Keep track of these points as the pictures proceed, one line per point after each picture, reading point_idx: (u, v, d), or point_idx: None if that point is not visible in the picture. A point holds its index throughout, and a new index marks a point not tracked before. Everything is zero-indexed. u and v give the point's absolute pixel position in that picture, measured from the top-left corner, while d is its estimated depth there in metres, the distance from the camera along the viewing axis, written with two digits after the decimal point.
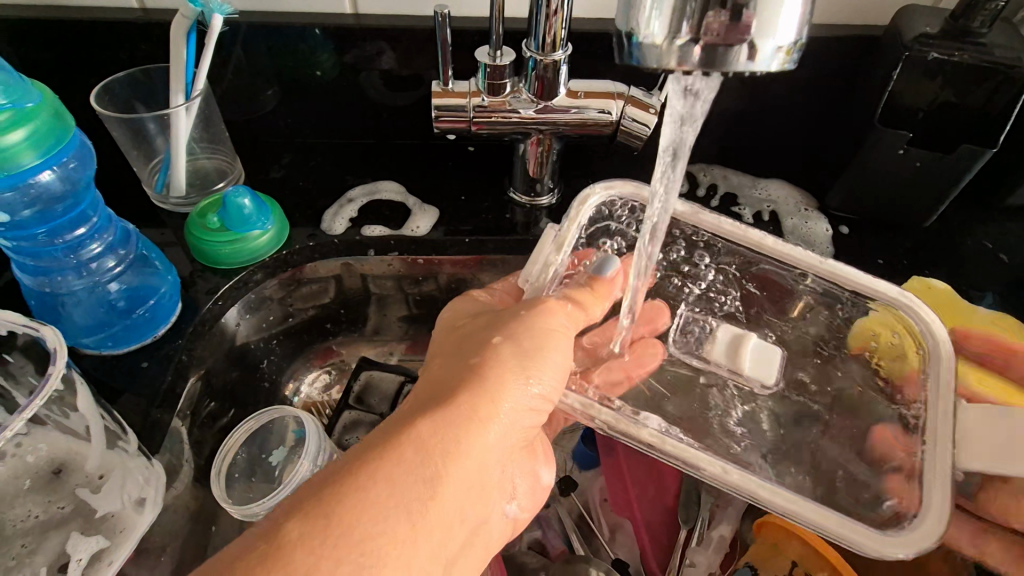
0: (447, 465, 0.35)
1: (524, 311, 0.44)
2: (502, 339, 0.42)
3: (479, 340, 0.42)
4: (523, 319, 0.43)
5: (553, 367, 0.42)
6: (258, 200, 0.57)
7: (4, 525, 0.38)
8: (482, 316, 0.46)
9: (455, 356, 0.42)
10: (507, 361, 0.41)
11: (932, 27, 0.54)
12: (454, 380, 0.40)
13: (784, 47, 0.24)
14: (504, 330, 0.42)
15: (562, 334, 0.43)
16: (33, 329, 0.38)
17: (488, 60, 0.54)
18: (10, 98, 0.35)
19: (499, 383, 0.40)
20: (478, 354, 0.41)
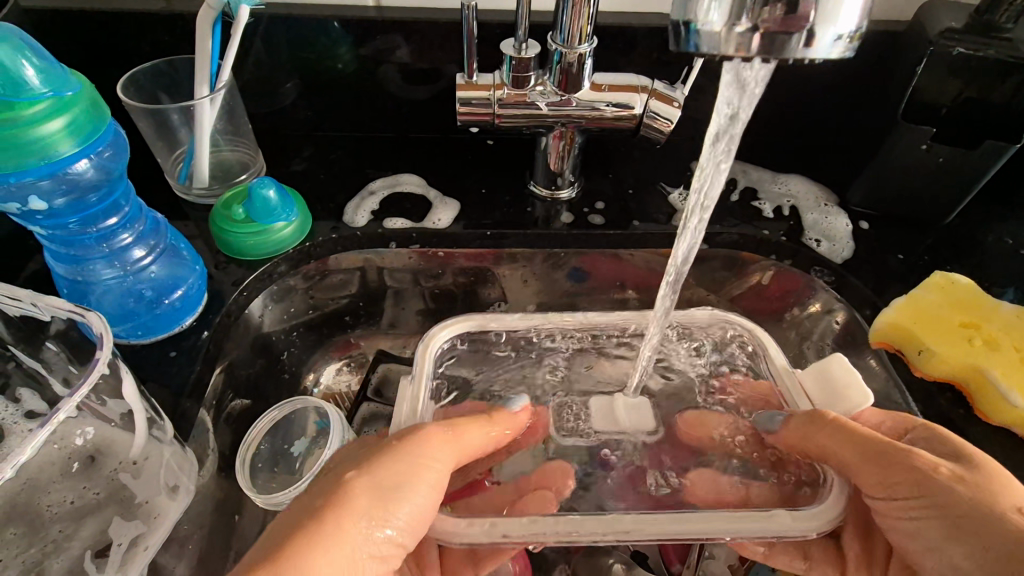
0: None
1: (391, 443, 0.39)
2: (358, 480, 0.37)
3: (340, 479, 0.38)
4: (387, 456, 0.38)
5: (411, 510, 0.37)
6: (282, 192, 0.57)
7: (41, 511, 0.39)
8: (354, 448, 0.41)
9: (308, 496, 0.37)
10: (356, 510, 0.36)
11: (957, 22, 0.54)
12: (297, 525, 0.35)
13: (844, 37, 0.24)
14: (362, 470, 0.38)
15: (432, 471, 0.39)
16: (78, 314, 0.37)
17: (514, 52, 0.54)
18: (51, 87, 0.36)
19: (335, 540, 0.35)
20: (329, 499, 0.37)
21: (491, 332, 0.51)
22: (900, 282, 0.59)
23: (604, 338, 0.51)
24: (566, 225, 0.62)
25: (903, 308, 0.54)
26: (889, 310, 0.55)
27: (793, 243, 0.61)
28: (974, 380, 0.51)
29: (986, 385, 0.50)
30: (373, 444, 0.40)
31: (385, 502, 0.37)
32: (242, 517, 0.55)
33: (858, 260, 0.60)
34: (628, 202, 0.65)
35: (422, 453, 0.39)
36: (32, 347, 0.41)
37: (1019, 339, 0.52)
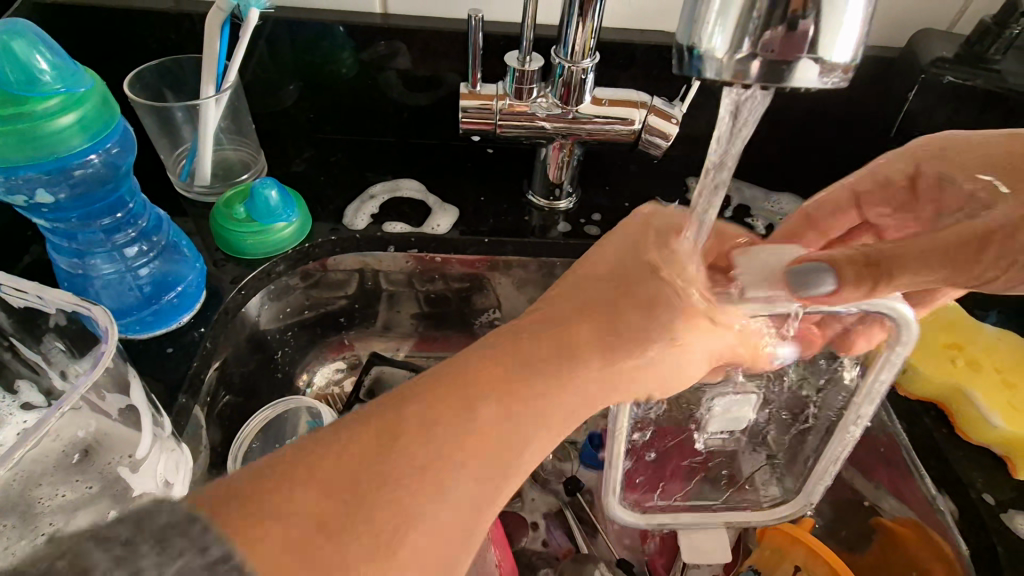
0: (545, 404, 0.33)
1: (642, 294, 0.36)
2: (583, 359, 0.34)
3: (552, 318, 0.36)
4: (620, 313, 0.36)
5: (603, 383, 0.34)
6: (284, 192, 0.58)
7: (33, 503, 0.38)
8: (591, 309, 0.36)
9: (524, 351, 0.34)
10: (565, 387, 0.33)
11: (948, 52, 0.56)
12: (539, 361, 0.33)
13: (839, 68, 0.24)
14: (574, 324, 0.35)
15: (694, 366, 0.37)
16: (84, 308, 0.38)
17: (517, 65, 0.55)
18: (63, 83, 0.36)
19: (543, 410, 0.32)
20: (614, 344, 0.35)
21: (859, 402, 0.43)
22: None
23: (831, 428, 0.46)
24: (562, 235, 0.64)
25: None
26: None
27: None
28: (954, 399, 0.53)
29: (967, 405, 0.52)
30: (606, 279, 0.38)
31: (623, 361, 0.34)
32: None
33: None
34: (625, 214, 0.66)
35: (705, 340, 0.37)
36: (30, 338, 0.41)
37: (1000, 361, 0.54)
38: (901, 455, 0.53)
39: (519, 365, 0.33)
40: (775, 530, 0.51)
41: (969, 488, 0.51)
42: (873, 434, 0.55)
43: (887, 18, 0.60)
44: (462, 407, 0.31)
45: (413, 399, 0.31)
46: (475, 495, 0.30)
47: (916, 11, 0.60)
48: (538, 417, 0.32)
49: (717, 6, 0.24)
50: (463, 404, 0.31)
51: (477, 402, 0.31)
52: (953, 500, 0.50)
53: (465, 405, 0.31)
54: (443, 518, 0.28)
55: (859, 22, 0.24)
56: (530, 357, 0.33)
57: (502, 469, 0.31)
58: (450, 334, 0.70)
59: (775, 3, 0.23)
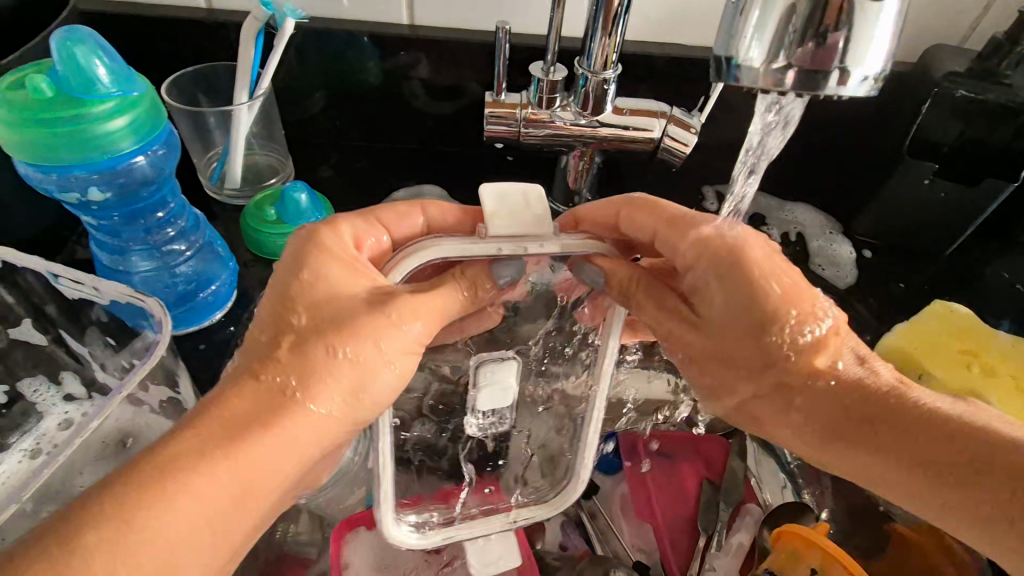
0: (240, 464, 0.33)
1: (322, 363, 0.35)
2: (263, 430, 0.34)
3: (244, 376, 0.35)
4: (304, 371, 0.35)
5: (313, 435, 0.35)
6: (314, 196, 0.59)
7: (71, 490, 0.39)
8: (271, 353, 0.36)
9: (222, 427, 0.33)
10: (262, 460, 0.34)
11: (960, 66, 0.57)
12: (212, 433, 0.33)
13: (871, 77, 0.26)
14: (262, 389, 0.35)
15: (401, 358, 0.37)
16: (138, 300, 0.38)
17: (542, 75, 0.57)
18: (119, 87, 0.38)
19: (208, 480, 0.32)
20: (261, 413, 0.34)
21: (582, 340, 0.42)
22: (900, 311, 0.61)
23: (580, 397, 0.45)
24: None
25: (905, 334, 0.56)
26: (891, 334, 0.57)
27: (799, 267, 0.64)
28: None
29: None
30: (280, 330, 0.36)
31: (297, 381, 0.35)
32: None
33: (858, 290, 0.63)
34: None
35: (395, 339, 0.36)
36: (77, 332, 0.42)
37: (1016, 368, 0.54)
38: None
39: (221, 430, 0.33)
40: (792, 532, 0.51)
41: None
42: None
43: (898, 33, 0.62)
44: (153, 486, 0.31)
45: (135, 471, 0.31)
46: (188, 553, 0.31)
47: (927, 25, 0.61)
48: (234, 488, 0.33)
49: (756, 15, 0.26)
50: (158, 481, 0.31)
51: (173, 468, 0.31)
52: None
53: (164, 483, 0.31)
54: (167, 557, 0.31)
55: (890, 34, 0.25)
56: (230, 432, 0.33)
57: (219, 530, 0.32)
58: None
59: (813, 14, 0.25)
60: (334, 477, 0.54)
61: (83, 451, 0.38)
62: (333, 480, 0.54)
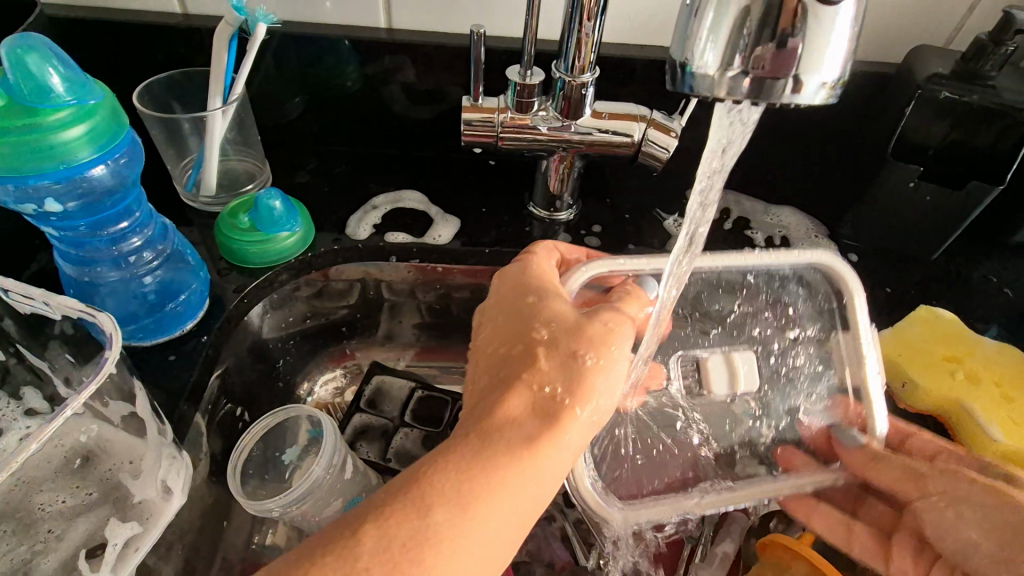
0: (526, 445, 0.37)
1: (557, 321, 0.42)
2: (553, 396, 0.39)
3: (501, 362, 0.42)
4: (552, 329, 0.42)
5: (600, 392, 0.40)
6: (288, 203, 0.58)
7: (33, 509, 0.40)
8: (509, 350, 0.42)
9: (513, 402, 0.39)
10: (562, 415, 0.39)
11: (944, 68, 0.56)
12: (480, 414, 0.39)
13: (828, 83, 0.28)
14: (527, 362, 0.41)
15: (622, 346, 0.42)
16: (89, 314, 0.38)
17: (518, 79, 0.56)
18: (75, 95, 0.37)
19: (509, 462, 0.36)
20: (535, 397, 0.39)
21: (843, 330, 0.51)
22: (885, 316, 0.60)
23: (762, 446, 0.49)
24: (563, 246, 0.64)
25: (892, 340, 0.56)
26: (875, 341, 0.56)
27: None
28: (954, 413, 0.53)
29: (966, 419, 0.52)
30: (510, 324, 0.44)
31: (569, 357, 0.40)
32: (230, 523, 0.55)
33: None
34: (625, 225, 0.67)
35: (620, 351, 0.42)
36: (37, 346, 0.41)
37: (999, 374, 0.54)
38: (906, 472, 0.52)
39: (486, 450, 0.37)
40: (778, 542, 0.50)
41: None
42: None
43: (881, 36, 0.61)
44: (491, 446, 0.37)
45: (376, 526, 0.33)
46: (496, 539, 0.35)
47: (913, 27, 0.61)
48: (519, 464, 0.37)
49: (709, 24, 0.28)
50: (483, 446, 0.37)
51: (485, 452, 0.36)
52: None
53: (495, 434, 0.37)
54: (470, 537, 0.34)
55: (841, 40, 0.27)
56: (519, 403, 0.39)
57: (519, 522, 0.37)
58: (450, 344, 0.71)
59: (764, 22, 0.26)
60: (307, 489, 0.52)
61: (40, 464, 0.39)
62: (307, 492, 0.52)
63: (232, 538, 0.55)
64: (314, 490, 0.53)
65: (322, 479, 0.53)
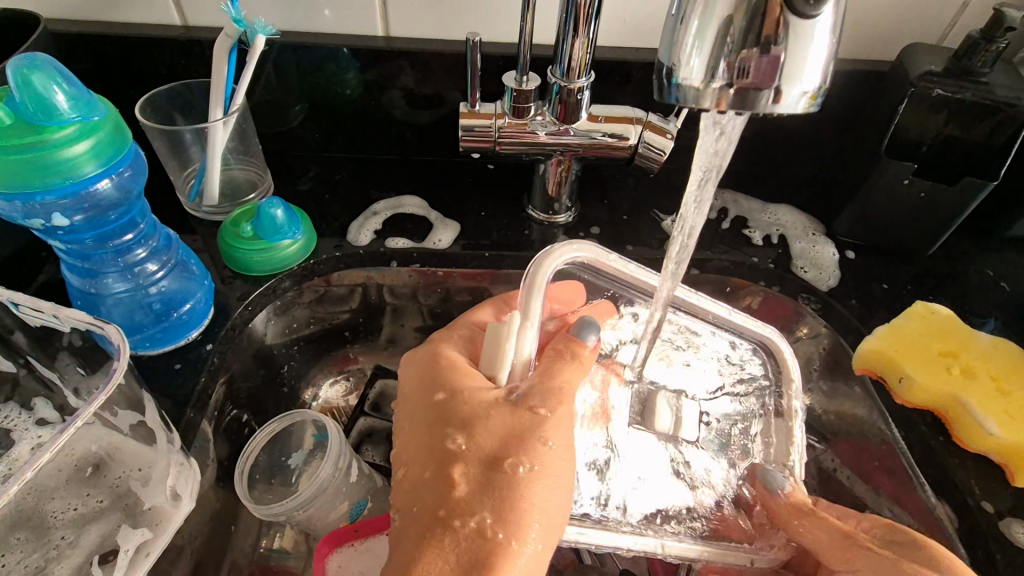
0: None
1: (484, 415, 0.42)
2: (459, 518, 0.39)
3: (418, 493, 0.40)
4: (471, 435, 0.41)
5: (536, 508, 0.40)
6: (290, 211, 0.59)
7: (45, 517, 0.40)
8: (439, 450, 0.41)
9: (411, 531, 0.39)
10: (493, 549, 0.37)
11: (937, 65, 0.57)
12: (404, 554, 0.38)
13: (808, 93, 0.29)
14: (445, 489, 0.40)
15: (561, 453, 0.42)
16: (98, 326, 0.38)
17: (514, 84, 0.56)
18: (79, 112, 0.38)
19: None
20: (458, 525, 0.38)
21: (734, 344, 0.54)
22: (883, 311, 0.61)
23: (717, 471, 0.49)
24: None
25: (885, 336, 0.56)
26: (872, 338, 0.57)
27: (779, 270, 0.63)
28: (951, 407, 0.53)
29: (964, 413, 0.52)
30: (421, 432, 0.43)
31: (504, 469, 0.40)
32: (238, 527, 0.56)
33: (841, 290, 0.63)
34: (623, 227, 0.67)
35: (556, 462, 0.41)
36: (46, 357, 0.42)
37: (995, 368, 0.54)
38: (902, 463, 0.52)
39: None
40: None
41: (967, 496, 0.51)
42: (868, 443, 0.56)
43: (875, 33, 0.61)
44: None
45: None
46: None
47: (905, 25, 0.61)
48: None
49: (695, 33, 0.29)
50: None
51: None
52: (951, 508, 0.51)
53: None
54: None
55: (822, 50, 0.28)
56: (417, 531, 0.39)
57: None
58: None
59: (748, 31, 0.27)
60: (312, 493, 0.53)
61: (53, 473, 0.40)
62: (311, 496, 0.53)
63: (240, 542, 0.56)
64: (319, 494, 0.54)
65: (327, 483, 0.54)
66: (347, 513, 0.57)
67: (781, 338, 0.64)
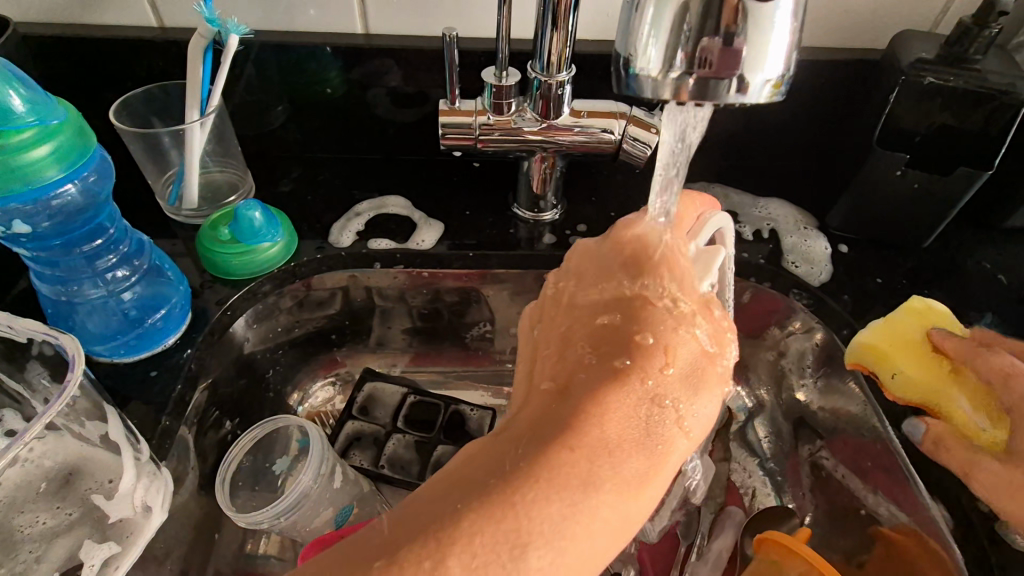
0: (616, 457, 0.31)
1: (670, 301, 0.38)
2: (637, 376, 0.34)
3: (613, 340, 0.36)
4: (655, 331, 0.36)
5: (702, 416, 0.36)
6: (269, 213, 0.58)
7: (13, 532, 0.39)
8: (618, 323, 0.37)
9: (586, 382, 0.34)
10: (668, 428, 0.33)
11: (929, 53, 0.55)
12: (569, 403, 0.33)
13: (771, 81, 0.27)
14: (635, 351, 0.35)
15: (719, 379, 0.37)
16: (52, 337, 0.39)
17: (494, 80, 0.55)
18: (35, 116, 0.37)
19: (592, 468, 0.30)
20: (628, 387, 0.34)
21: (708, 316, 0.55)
22: (879, 306, 0.59)
23: None
24: (548, 247, 0.64)
25: (878, 330, 0.54)
26: (865, 332, 0.55)
27: (771, 265, 0.62)
28: (943, 405, 0.51)
29: (955, 411, 0.50)
30: (602, 280, 0.41)
31: (687, 363, 0.36)
32: (221, 535, 0.55)
33: (835, 285, 0.61)
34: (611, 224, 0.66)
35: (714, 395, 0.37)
36: (14, 368, 0.41)
37: None
38: (895, 462, 0.51)
39: (560, 446, 0.31)
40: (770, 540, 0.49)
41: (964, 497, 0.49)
42: (864, 441, 0.54)
43: (865, 20, 0.60)
44: (592, 460, 0.31)
45: (467, 509, 0.29)
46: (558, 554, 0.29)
47: (896, 12, 0.59)
48: (586, 478, 0.30)
49: (651, 22, 0.28)
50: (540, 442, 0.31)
51: (549, 456, 0.30)
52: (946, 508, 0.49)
53: (593, 438, 0.31)
54: (535, 526, 0.29)
55: (783, 38, 0.27)
56: (594, 382, 0.34)
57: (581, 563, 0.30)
58: (442, 348, 0.71)
59: (705, 17, 0.26)
60: (294, 500, 0.52)
61: None
62: (293, 503, 0.52)
63: (223, 549, 0.55)
64: (301, 501, 0.53)
65: (309, 490, 0.53)
66: (333, 519, 0.55)
67: (774, 335, 0.63)
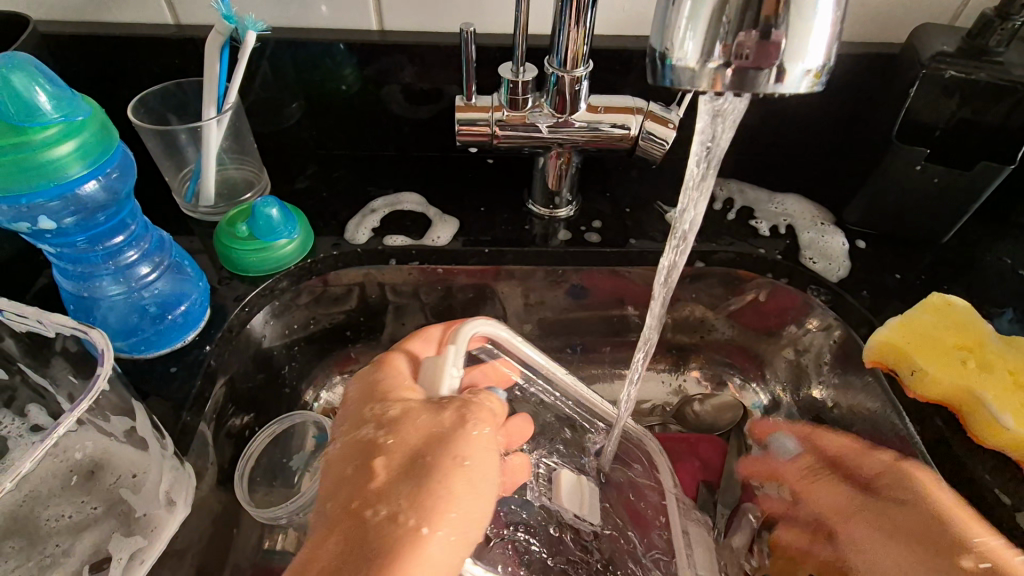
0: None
1: (402, 421, 0.40)
2: (366, 508, 0.36)
3: (342, 458, 0.40)
4: (394, 433, 0.40)
5: (454, 514, 0.37)
6: (286, 209, 0.58)
7: (39, 526, 0.40)
8: (365, 440, 0.40)
9: (336, 522, 0.37)
10: (398, 543, 0.35)
11: (950, 46, 0.55)
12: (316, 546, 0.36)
13: (811, 72, 0.28)
14: (362, 478, 0.38)
15: (465, 471, 0.38)
16: (81, 331, 0.39)
17: (511, 75, 0.55)
18: (63, 112, 0.37)
19: None
20: (371, 520, 0.36)
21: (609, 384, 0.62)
22: (898, 301, 0.59)
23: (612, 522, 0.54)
24: (563, 243, 0.63)
25: (898, 327, 0.54)
26: (884, 329, 0.55)
27: (788, 261, 0.61)
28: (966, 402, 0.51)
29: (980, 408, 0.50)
30: (363, 404, 0.43)
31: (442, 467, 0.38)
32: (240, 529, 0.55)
33: (853, 280, 0.60)
34: (626, 220, 0.66)
35: (470, 491, 0.38)
36: (38, 363, 0.42)
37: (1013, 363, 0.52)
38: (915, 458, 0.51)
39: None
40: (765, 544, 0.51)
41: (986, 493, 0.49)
42: (886, 437, 0.54)
43: (884, 14, 0.59)
44: None
45: None
46: None
47: (915, 6, 0.59)
48: None
49: (687, 13, 0.28)
50: None
51: None
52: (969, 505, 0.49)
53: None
54: None
55: (821, 30, 0.27)
56: (341, 524, 0.36)
57: None
58: None
59: (746, 8, 0.26)
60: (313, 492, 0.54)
61: (46, 480, 0.40)
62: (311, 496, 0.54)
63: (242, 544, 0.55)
64: None
65: None
66: None
67: (792, 331, 0.63)
